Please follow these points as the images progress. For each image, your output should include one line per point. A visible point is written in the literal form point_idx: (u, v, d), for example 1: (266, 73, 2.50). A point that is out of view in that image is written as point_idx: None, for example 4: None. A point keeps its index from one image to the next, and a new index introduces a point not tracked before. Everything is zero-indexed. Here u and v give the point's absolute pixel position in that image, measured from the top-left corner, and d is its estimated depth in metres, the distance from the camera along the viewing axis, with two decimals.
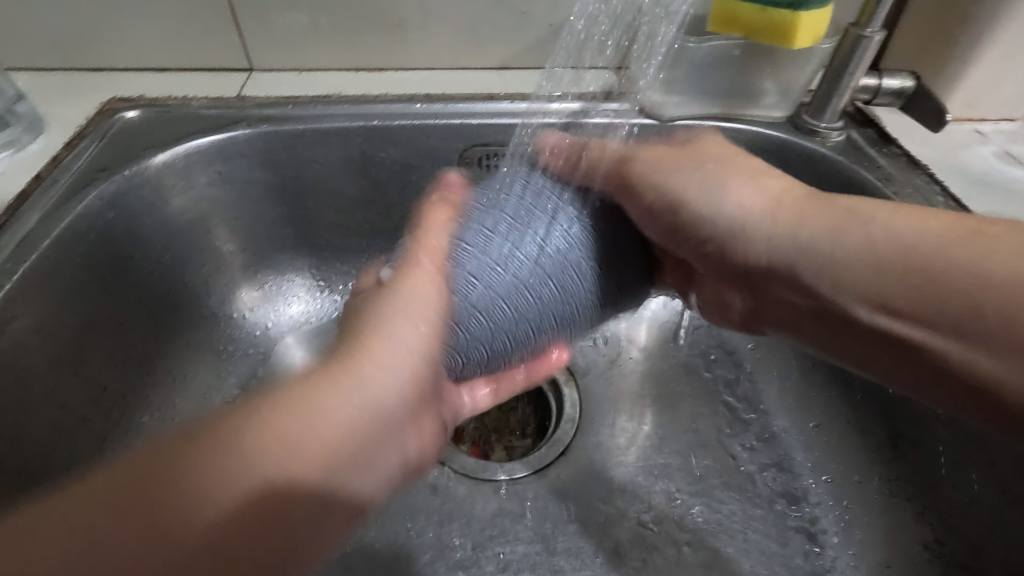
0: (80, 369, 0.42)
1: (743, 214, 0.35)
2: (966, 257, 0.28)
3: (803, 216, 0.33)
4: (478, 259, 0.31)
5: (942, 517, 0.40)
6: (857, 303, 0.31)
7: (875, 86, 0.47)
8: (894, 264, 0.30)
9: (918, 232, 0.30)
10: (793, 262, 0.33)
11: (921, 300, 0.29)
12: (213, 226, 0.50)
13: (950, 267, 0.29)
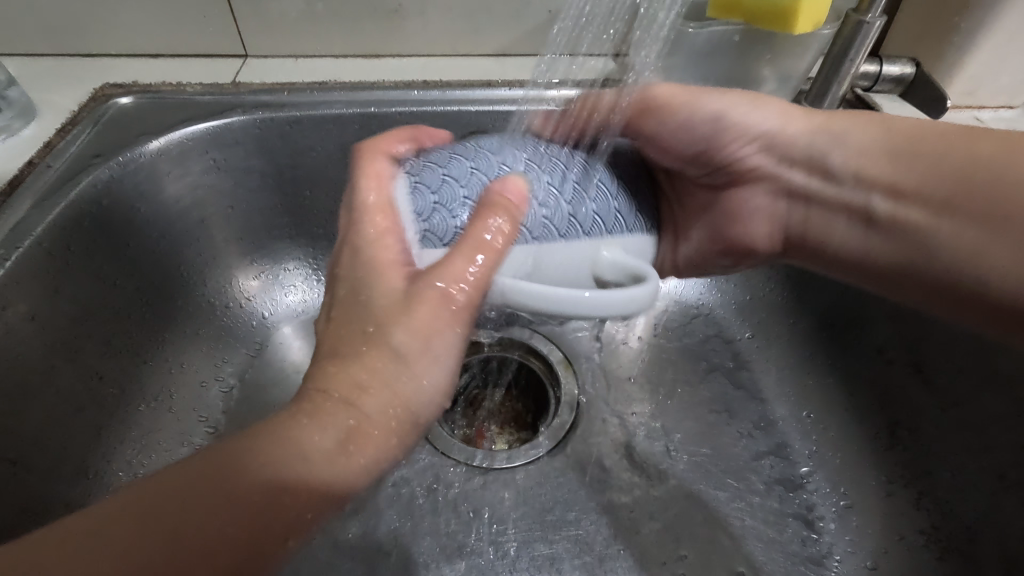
0: (76, 356, 0.41)
1: (771, 130, 0.38)
2: (1006, 160, 0.31)
3: (843, 125, 0.36)
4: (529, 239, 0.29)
5: (938, 503, 0.41)
6: (871, 192, 0.35)
7: (874, 73, 0.47)
8: (943, 172, 0.33)
9: (942, 127, 0.34)
10: (823, 150, 0.37)
11: (951, 188, 0.32)
12: (209, 213, 0.49)
13: (979, 165, 0.32)
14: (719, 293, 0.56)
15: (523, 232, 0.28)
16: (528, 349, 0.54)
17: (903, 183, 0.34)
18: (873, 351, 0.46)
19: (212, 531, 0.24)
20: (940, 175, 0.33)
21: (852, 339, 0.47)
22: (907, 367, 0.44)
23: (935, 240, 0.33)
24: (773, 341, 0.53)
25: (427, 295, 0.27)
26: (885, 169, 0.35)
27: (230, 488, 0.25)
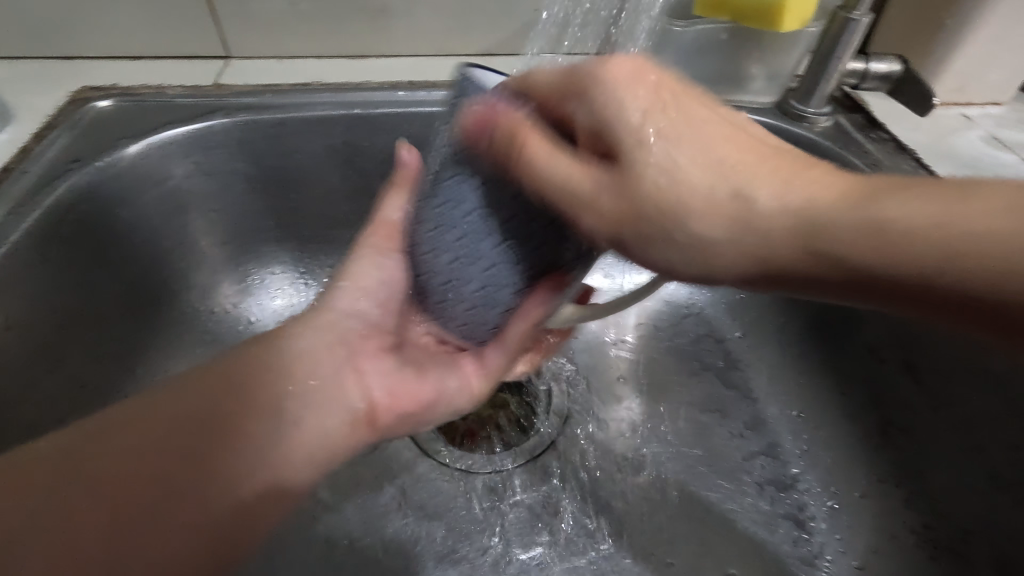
0: (56, 365, 0.41)
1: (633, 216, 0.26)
2: (929, 212, 0.23)
3: (677, 202, 0.25)
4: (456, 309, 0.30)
5: (930, 502, 0.40)
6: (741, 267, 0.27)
7: (862, 70, 0.46)
8: (782, 229, 0.25)
9: (802, 197, 0.25)
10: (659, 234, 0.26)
11: (857, 238, 0.24)
12: (192, 217, 0.49)
13: (909, 220, 0.23)
14: (709, 293, 0.56)
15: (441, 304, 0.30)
16: None
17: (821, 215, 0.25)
18: (863, 350, 0.45)
19: (174, 495, 0.29)
20: (912, 212, 0.23)
21: (843, 337, 0.47)
22: (898, 367, 0.43)
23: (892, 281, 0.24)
24: (764, 340, 0.52)
25: (347, 299, 0.37)
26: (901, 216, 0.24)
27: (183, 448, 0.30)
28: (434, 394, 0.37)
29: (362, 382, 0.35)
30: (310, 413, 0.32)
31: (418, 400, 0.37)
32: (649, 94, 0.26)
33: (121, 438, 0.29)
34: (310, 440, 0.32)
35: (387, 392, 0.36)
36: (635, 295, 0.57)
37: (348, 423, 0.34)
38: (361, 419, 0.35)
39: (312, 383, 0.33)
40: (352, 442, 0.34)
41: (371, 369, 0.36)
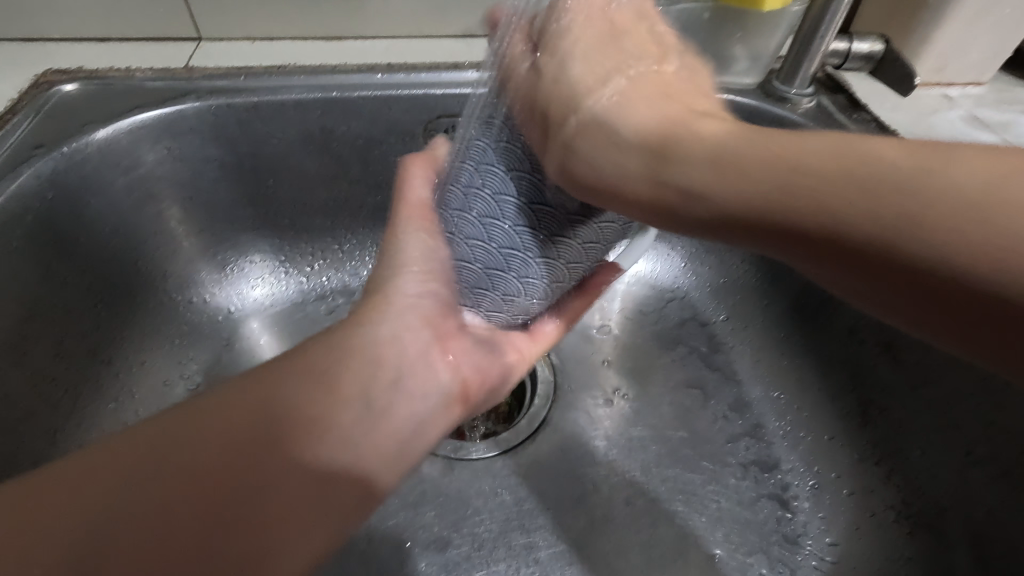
0: (24, 359, 0.39)
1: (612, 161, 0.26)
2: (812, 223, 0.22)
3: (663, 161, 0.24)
4: (479, 270, 0.32)
5: (908, 479, 0.41)
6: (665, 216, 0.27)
7: (844, 51, 0.46)
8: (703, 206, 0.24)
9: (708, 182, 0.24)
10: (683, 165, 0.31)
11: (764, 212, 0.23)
12: (165, 206, 0.47)
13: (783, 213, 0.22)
14: (693, 276, 0.56)
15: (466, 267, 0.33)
16: None
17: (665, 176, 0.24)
18: (845, 331, 0.45)
19: (262, 489, 0.26)
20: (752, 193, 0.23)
21: (824, 319, 0.47)
22: (879, 347, 0.43)
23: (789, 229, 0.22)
24: (748, 323, 0.53)
25: (418, 285, 0.34)
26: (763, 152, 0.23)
27: (266, 440, 0.27)
28: (502, 370, 0.38)
29: (450, 363, 0.35)
30: (417, 388, 0.32)
31: (491, 379, 0.38)
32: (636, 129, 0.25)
33: (185, 431, 0.26)
34: (400, 425, 0.31)
35: (474, 366, 0.37)
36: (619, 279, 0.57)
37: (443, 400, 0.34)
38: (454, 396, 0.35)
39: (407, 363, 0.32)
40: (448, 417, 0.34)
41: (455, 346, 0.36)
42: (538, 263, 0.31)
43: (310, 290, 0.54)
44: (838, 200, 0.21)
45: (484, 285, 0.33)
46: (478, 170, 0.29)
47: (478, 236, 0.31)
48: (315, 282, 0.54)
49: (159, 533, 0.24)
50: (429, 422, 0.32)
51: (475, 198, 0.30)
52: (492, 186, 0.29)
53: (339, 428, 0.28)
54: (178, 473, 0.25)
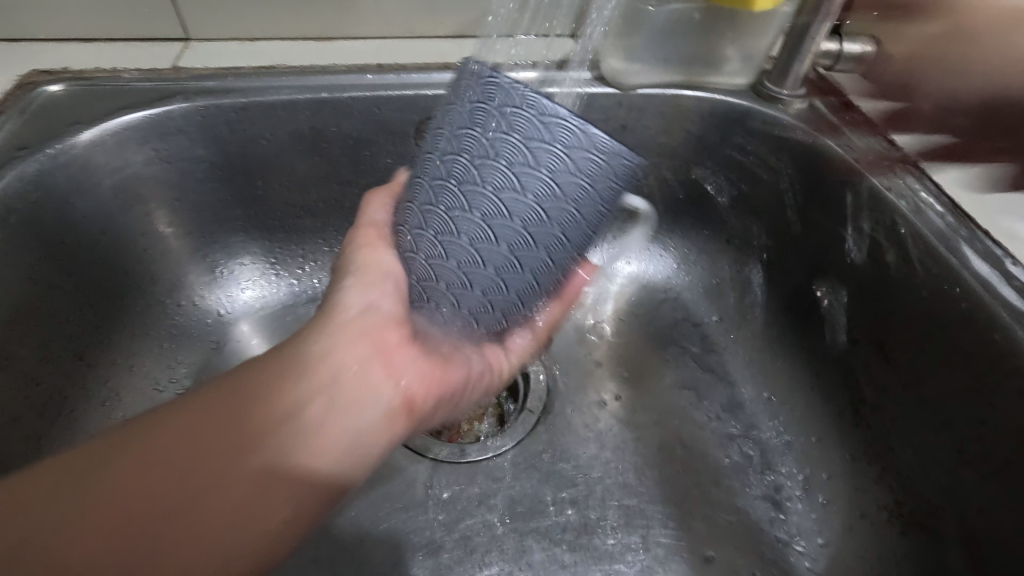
0: (6, 363, 0.38)
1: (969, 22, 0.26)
2: None
3: None
4: (453, 268, 0.29)
5: (902, 479, 0.41)
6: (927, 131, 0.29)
7: (835, 51, 0.46)
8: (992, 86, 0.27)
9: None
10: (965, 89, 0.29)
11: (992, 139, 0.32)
12: (153, 207, 0.47)
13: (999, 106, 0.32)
14: (686, 277, 0.56)
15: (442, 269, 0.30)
16: None
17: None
18: (838, 331, 0.46)
19: (230, 472, 0.30)
20: None
21: (818, 319, 0.47)
22: (870, 346, 0.43)
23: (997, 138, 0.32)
24: (741, 324, 0.53)
25: (360, 294, 0.37)
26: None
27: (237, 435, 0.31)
28: (457, 379, 0.38)
29: (395, 374, 0.35)
30: (363, 396, 0.34)
31: (444, 388, 0.38)
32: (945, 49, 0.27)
33: (163, 431, 0.31)
34: (350, 424, 0.33)
35: (421, 376, 0.36)
36: (612, 280, 0.57)
37: (389, 410, 0.35)
38: (400, 408, 0.35)
39: (351, 371, 0.34)
40: (393, 426, 0.35)
41: (402, 359, 0.36)
42: (515, 264, 0.28)
43: (301, 292, 0.54)
44: None
45: (455, 286, 0.30)
46: (536, 123, 0.25)
47: (458, 226, 0.28)
48: (306, 284, 0.54)
49: (121, 510, 0.28)
50: (372, 429, 0.34)
51: (518, 159, 0.26)
52: (545, 144, 0.25)
53: (297, 418, 0.32)
54: (144, 471, 0.29)
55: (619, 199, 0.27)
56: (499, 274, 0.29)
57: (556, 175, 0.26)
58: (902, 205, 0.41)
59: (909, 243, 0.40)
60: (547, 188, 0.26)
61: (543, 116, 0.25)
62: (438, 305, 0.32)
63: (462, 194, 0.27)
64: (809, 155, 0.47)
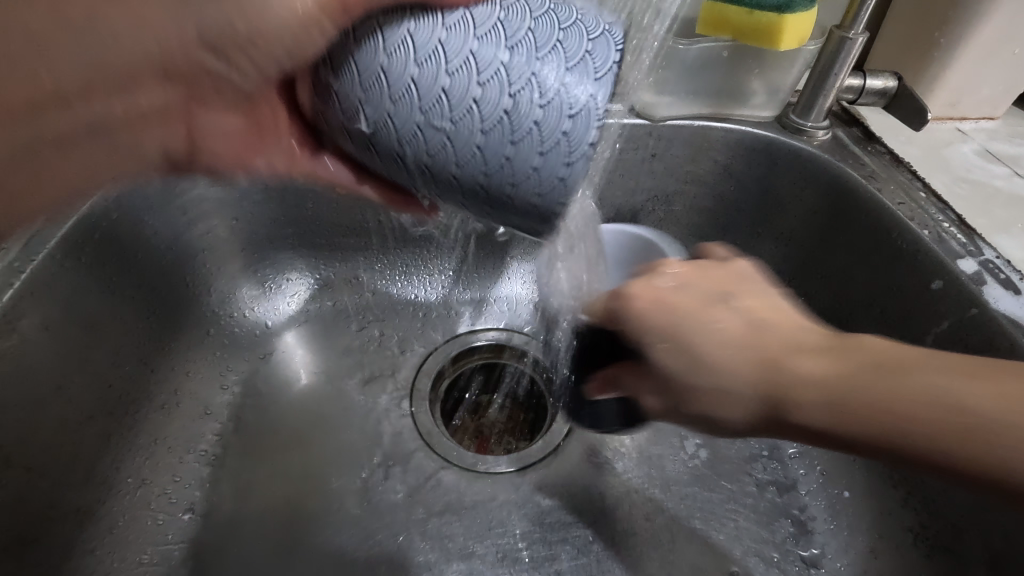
0: (85, 365, 0.41)
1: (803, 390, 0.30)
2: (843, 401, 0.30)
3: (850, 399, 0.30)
4: (426, 42, 0.28)
5: (925, 502, 0.41)
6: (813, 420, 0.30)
7: (859, 87, 0.48)
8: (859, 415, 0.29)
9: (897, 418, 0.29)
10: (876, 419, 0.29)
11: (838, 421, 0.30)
12: (214, 225, 0.51)
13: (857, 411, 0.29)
14: None
15: (426, 43, 0.28)
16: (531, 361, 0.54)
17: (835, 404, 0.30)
18: None
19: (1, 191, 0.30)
20: (863, 407, 0.29)
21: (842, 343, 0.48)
22: None
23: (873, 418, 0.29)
24: None
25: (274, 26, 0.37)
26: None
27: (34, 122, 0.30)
28: (263, 142, 0.41)
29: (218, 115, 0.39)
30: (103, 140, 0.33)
31: (225, 142, 0.41)
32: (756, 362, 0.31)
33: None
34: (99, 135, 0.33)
35: (217, 143, 0.40)
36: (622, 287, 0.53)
37: (160, 159, 0.38)
38: (174, 159, 0.39)
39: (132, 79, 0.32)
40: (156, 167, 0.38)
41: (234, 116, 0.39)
42: (438, 124, 0.29)
43: (343, 306, 0.57)
44: (842, 398, 0.30)
45: (415, 63, 0.28)
46: (571, 101, 0.29)
47: (474, 34, 0.28)
48: (347, 300, 0.57)
49: None
50: (117, 175, 0.36)
51: (562, 108, 0.29)
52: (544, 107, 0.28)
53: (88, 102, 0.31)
54: None
55: (528, 210, 0.32)
56: (431, 86, 0.28)
57: (546, 129, 0.29)
58: (926, 236, 0.43)
59: (932, 270, 0.42)
60: (534, 121, 0.28)
61: (563, 134, 0.29)
62: (371, 67, 0.28)
63: (506, 40, 0.28)
64: (833, 185, 0.49)
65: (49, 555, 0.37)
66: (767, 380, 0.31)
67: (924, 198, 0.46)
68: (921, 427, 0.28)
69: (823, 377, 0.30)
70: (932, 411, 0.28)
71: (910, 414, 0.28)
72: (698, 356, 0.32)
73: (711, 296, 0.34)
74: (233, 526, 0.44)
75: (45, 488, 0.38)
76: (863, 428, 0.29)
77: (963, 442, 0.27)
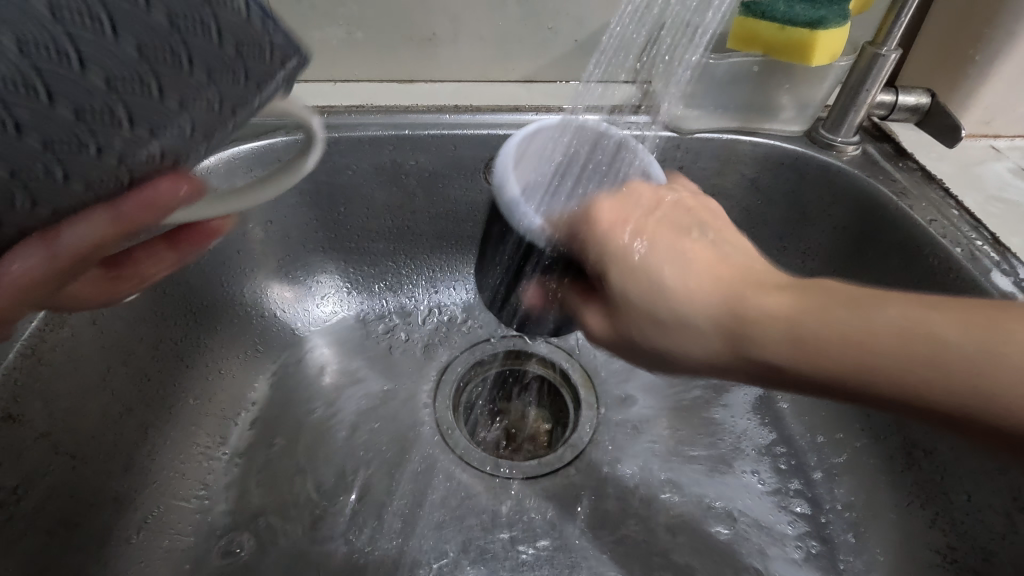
0: (127, 359, 0.43)
1: (674, 301, 0.30)
2: (784, 312, 0.28)
3: (807, 310, 0.28)
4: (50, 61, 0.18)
5: (951, 522, 0.41)
6: (743, 353, 0.29)
7: (890, 103, 0.49)
8: (875, 342, 0.26)
9: (827, 335, 0.27)
10: (835, 355, 0.27)
11: (799, 345, 0.28)
12: (249, 228, 0.52)
13: (775, 332, 0.28)
14: None
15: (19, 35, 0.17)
16: (547, 363, 0.56)
17: (735, 313, 0.29)
18: None
19: None
20: (770, 324, 0.28)
21: None
22: None
23: (767, 327, 0.28)
24: None
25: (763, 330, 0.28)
26: (1010, 394, 0.24)
27: None
28: None
29: None
30: None
31: None
32: (667, 256, 0.31)
33: None
34: None
35: None
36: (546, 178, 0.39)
37: None
38: None
39: None
40: None
41: None
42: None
43: (371, 310, 0.59)
44: (833, 324, 0.27)
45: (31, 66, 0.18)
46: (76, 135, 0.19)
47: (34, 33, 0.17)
48: (376, 303, 0.59)
49: None
50: None
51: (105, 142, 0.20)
52: (183, 50, 0.19)
53: None
54: None
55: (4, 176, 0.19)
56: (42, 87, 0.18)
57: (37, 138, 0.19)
58: (958, 252, 0.43)
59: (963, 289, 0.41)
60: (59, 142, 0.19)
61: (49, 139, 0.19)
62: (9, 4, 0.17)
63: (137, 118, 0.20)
64: (862, 202, 0.49)
65: (89, 540, 0.38)
66: (638, 272, 0.31)
67: (957, 216, 0.45)
68: (850, 337, 0.27)
69: (715, 297, 0.30)
70: (866, 334, 0.27)
71: (881, 331, 0.26)
72: (638, 262, 0.31)
73: (658, 226, 0.33)
74: (260, 521, 0.45)
75: (86, 475, 0.39)
76: (777, 353, 0.28)
77: (876, 358, 0.26)
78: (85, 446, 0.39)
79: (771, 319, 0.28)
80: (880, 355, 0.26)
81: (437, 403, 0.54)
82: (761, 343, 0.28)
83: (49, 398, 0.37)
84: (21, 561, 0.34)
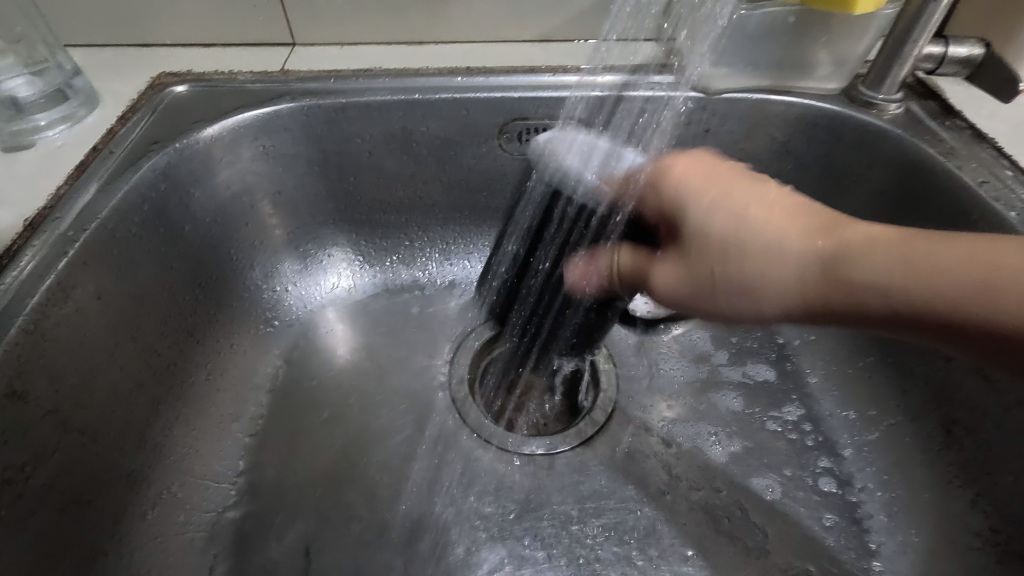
0: (136, 334, 0.42)
1: (766, 249, 0.32)
2: (878, 259, 0.29)
3: (897, 256, 0.29)
4: None
5: (997, 505, 0.38)
6: (844, 294, 0.30)
7: (941, 54, 0.44)
8: (957, 278, 0.27)
9: (915, 271, 0.28)
10: (915, 291, 0.28)
11: (893, 287, 0.29)
12: (258, 200, 0.50)
13: (867, 275, 0.29)
14: None
15: None
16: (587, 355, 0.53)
17: (825, 262, 0.31)
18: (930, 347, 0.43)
19: None
20: (868, 267, 0.29)
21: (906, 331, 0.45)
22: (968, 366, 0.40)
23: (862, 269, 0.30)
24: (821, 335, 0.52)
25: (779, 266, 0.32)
26: None
27: None
28: None
29: None
30: None
31: None
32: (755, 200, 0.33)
33: None
34: None
35: None
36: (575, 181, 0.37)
37: None
38: None
39: None
40: None
41: None
42: None
43: (384, 284, 0.57)
44: (928, 265, 0.28)
45: None
46: None
47: None
48: (390, 277, 0.57)
49: None
50: None
51: None
52: None
53: None
54: None
55: None
56: None
57: None
58: (1013, 216, 0.39)
59: None
60: None
61: None
62: None
63: None
64: (904, 165, 0.46)
65: (102, 517, 0.38)
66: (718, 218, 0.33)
67: (1011, 176, 0.42)
68: (938, 278, 0.28)
69: (802, 241, 0.32)
70: (968, 270, 0.27)
71: (991, 268, 0.27)
72: (732, 217, 0.33)
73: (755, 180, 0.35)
74: (273, 498, 0.44)
75: (95, 452, 0.38)
76: (874, 292, 0.29)
77: (961, 291, 0.27)
78: (95, 422, 0.38)
79: (865, 266, 0.30)
80: (977, 293, 0.27)
81: (452, 378, 0.52)
82: (859, 282, 0.30)
83: (55, 375, 0.36)
84: (35, 536, 0.34)
